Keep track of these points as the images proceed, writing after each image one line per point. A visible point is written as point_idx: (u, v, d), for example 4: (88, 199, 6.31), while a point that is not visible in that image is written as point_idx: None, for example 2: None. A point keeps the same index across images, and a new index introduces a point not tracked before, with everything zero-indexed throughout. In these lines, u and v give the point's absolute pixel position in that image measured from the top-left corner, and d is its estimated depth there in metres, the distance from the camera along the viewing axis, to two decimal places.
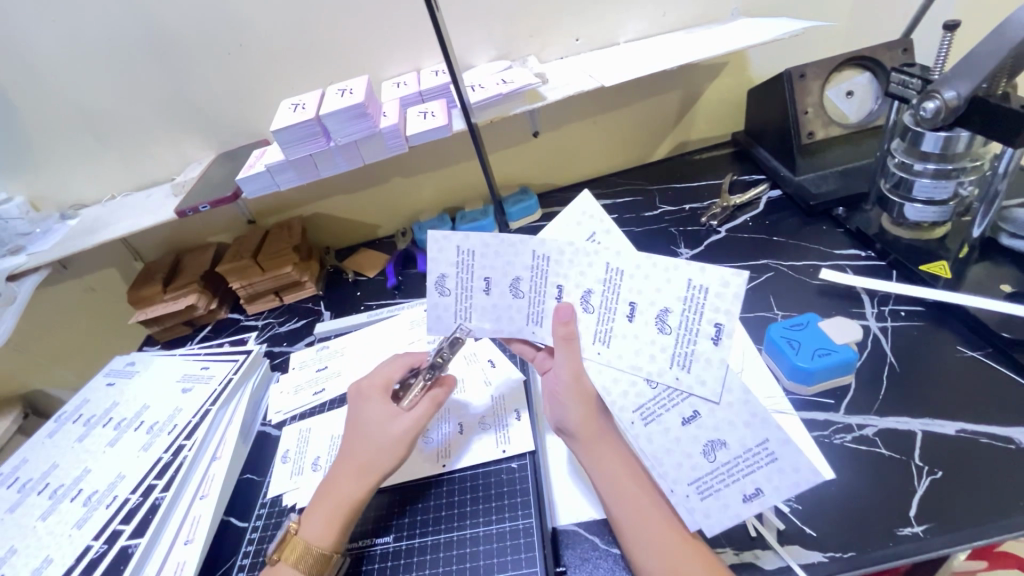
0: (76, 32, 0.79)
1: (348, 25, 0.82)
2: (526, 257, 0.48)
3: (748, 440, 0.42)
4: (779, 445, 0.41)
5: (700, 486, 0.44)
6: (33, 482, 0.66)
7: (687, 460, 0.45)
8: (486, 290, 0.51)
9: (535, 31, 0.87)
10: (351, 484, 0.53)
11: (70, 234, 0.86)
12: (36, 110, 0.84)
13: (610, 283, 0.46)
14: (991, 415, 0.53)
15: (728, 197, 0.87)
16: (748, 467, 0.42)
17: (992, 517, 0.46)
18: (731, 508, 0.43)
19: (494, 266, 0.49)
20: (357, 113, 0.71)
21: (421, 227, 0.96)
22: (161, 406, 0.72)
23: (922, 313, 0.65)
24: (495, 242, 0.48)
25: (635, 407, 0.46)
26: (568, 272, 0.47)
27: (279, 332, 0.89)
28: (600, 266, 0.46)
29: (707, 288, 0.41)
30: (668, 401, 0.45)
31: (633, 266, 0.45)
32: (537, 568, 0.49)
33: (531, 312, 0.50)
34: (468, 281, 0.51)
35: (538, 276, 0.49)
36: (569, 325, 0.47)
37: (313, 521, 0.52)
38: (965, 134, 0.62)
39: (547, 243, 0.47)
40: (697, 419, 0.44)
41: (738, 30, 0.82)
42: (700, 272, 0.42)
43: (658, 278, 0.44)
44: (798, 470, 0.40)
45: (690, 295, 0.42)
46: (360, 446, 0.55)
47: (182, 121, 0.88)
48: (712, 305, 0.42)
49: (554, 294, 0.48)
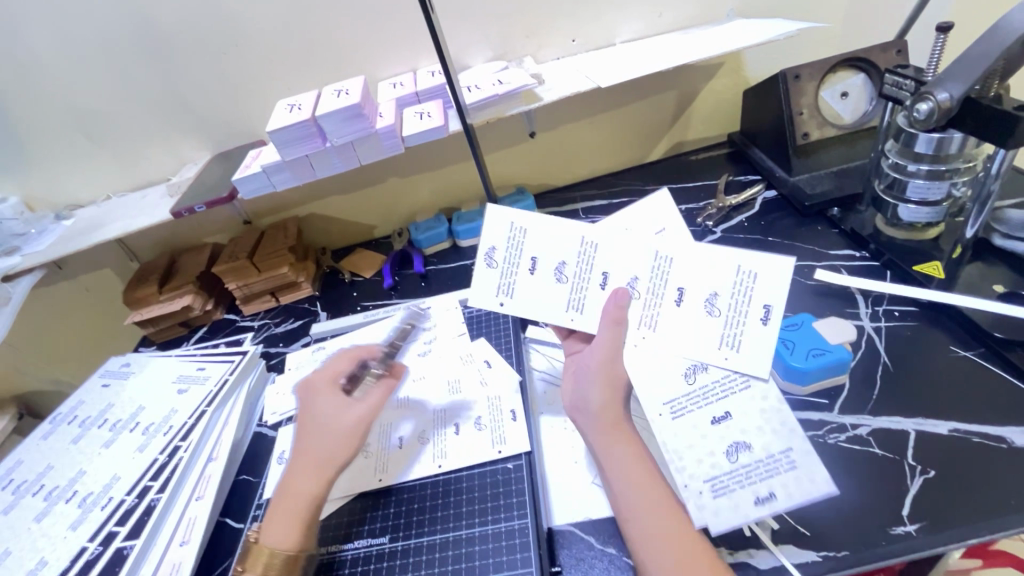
0: (71, 32, 0.78)
1: (344, 25, 0.82)
2: (574, 242, 0.53)
3: (772, 447, 0.47)
4: (801, 455, 0.46)
5: (715, 485, 0.46)
6: (27, 484, 0.66)
7: (708, 458, 0.48)
8: (532, 271, 0.54)
9: (532, 32, 0.87)
10: (308, 480, 0.53)
11: (65, 235, 0.85)
12: (31, 110, 0.84)
13: (658, 270, 0.51)
14: (984, 415, 0.53)
15: (724, 198, 0.87)
16: (767, 472, 0.46)
17: (984, 516, 0.46)
18: (741, 510, 0.45)
19: (544, 247, 0.54)
20: (353, 113, 0.71)
21: (418, 228, 0.96)
22: (157, 407, 0.72)
23: (916, 313, 0.65)
24: (549, 221, 0.53)
25: (666, 401, 0.51)
26: (615, 260, 0.52)
27: (275, 333, 0.89)
28: (649, 254, 0.52)
29: (755, 274, 0.49)
30: (701, 398, 0.50)
31: (687, 253, 0.51)
32: (532, 568, 0.50)
33: (573, 297, 0.53)
34: (516, 259, 0.54)
35: (586, 262, 0.53)
36: (621, 309, 0.51)
37: (275, 523, 0.51)
38: (958, 135, 0.63)
39: (598, 230, 0.53)
40: (727, 419, 0.49)
41: (733, 31, 0.82)
42: (748, 258, 0.50)
43: (708, 266, 0.51)
44: (814, 480, 0.45)
45: (739, 280, 0.50)
46: (314, 443, 0.55)
47: (178, 121, 0.88)
48: (760, 289, 0.49)
49: (599, 282, 0.53)
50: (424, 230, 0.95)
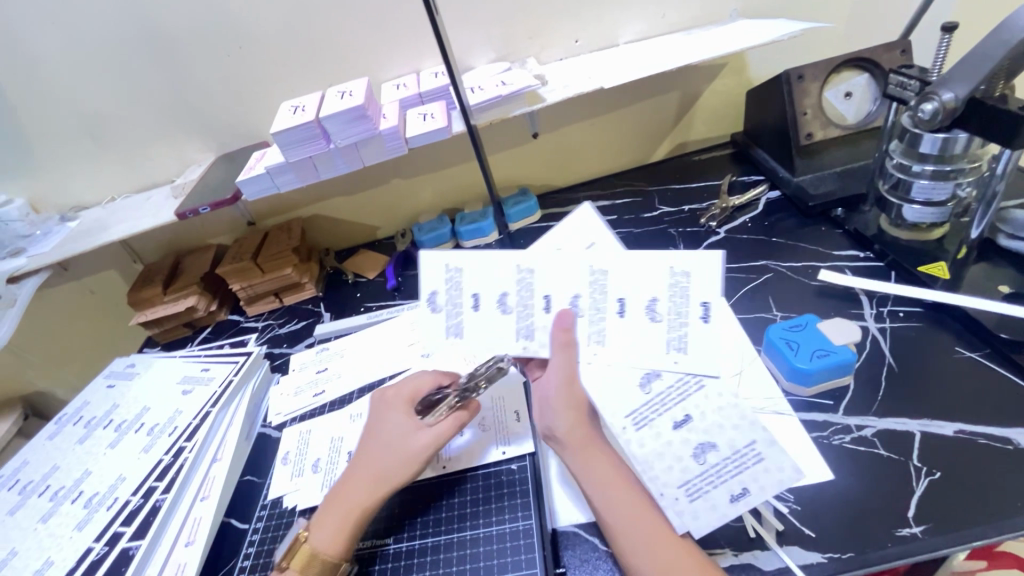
0: (76, 35, 0.79)
1: (348, 27, 0.82)
2: (511, 272, 0.52)
3: (736, 442, 0.47)
4: (765, 446, 0.46)
5: (689, 488, 0.46)
6: (33, 485, 0.66)
7: (677, 463, 0.47)
8: (476, 306, 0.53)
9: (535, 33, 0.87)
10: (363, 492, 0.53)
11: (70, 236, 0.86)
12: (36, 112, 0.84)
13: (598, 284, 0.51)
14: (990, 416, 0.53)
15: (727, 198, 0.87)
16: (735, 468, 0.46)
17: (990, 517, 0.46)
18: (718, 509, 0.45)
19: (482, 282, 0.52)
20: (357, 115, 0.71)
21: (421, 229, 0.96)
22: (161, 408, 0.72)
23: (921, 314, 0.65)
24: (481, 258, 0.52)
25: (628, 413, 0.50)
26: (556, 282, 0.51)
27: (279, 334, 0.89)
28: (585, 269, 0.51)
29: (689, 273, 0.49)
30: (661, 405, 0.50)
31: (620, 265, 0.50)
32: (537, 570, 0.50)
33: (520, 326, 0.52)
34: (457, 298, 0.53)
35: (525, 289, 0.52)
36: (568, 332, 0.51)
37: (323, 527, 0.52)
38: (963, 135, 0.62)
39: (533, 255, 0.51)
40: (688, 422, 0.49)
41: (737, 31, 0.82)
42: (680, 259, 0.49)
43: (645, 271, 0.50)
44: (781, 469, 0.45)
45: (676, 282, 0.49)
46: (377, 456, 0.55)
47: (182, 122, 0.88)
48: (696, 289, 0.49)
49: (542, 305, 0.52)
50: (427, 231, 0.95)
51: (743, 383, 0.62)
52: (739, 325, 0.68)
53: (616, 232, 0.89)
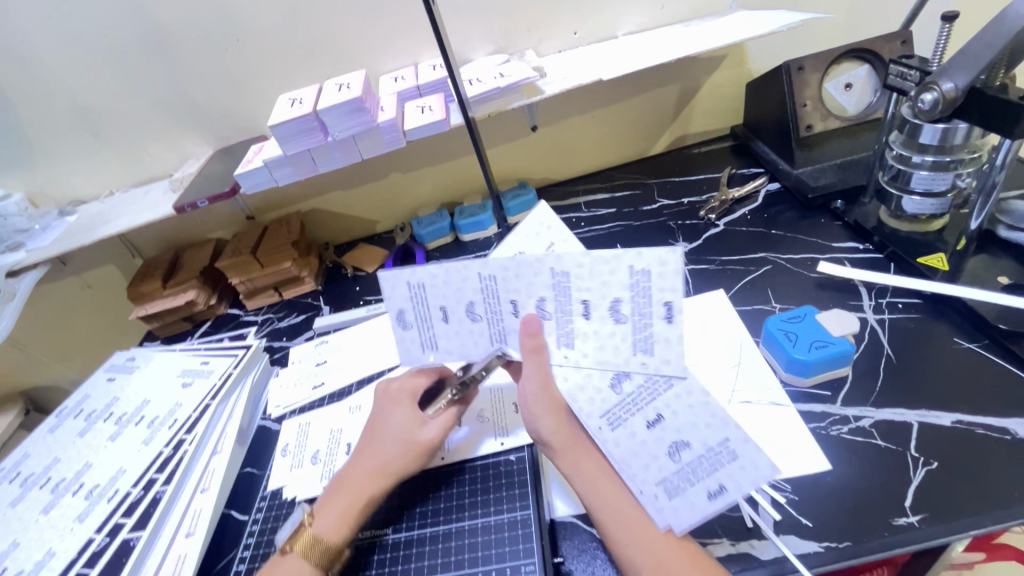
0: (72, 27, 0.78)
1: (346, 20, 0.82)
2: (474, 281, 0.48)
3: (711, 440, 0.43)
4: (739, 443, 0.42)
5: (667, 486, 0.44)
6: (34, 477, 0.66)
7: (654, 462, 0.45)
8: (446, 318, 0.50)
9: (534, 24, 0.86)
10: (367, 482, 0.53)
11: (69, 230, 0.86)
12: (34, 106, 0.84)
13: (559, 287, 0.46)
14: (989, 407, 0.53)
15: (727, 191, 0.87)
16: (711, 465, 0.43)
17: (987, 506, 0.46)
18: (697, 506, 0.43)
19: (447, 294, 0.49)
20: (355, 107, 0.71)
21: (420, 222, 0.95)
22: (162, 401, 0.72)
23: (920, 305, 0.65)
24: (440, 272, 0.48)
25: (601, 413, 0.47)
26: (517, 287, 0.47)
27: (279, 327, 0.89)
28: (546, 272, 0.46)
29: (650, 272, 0.44)
30: (633, 405, 0.46)
31: (576, 266, 0.45)
32: (535, 559, 0.50)
33: (494, 332, 0.50)
34: (426, 313, 0.51)
35: (491, 295, 0.48)
36: (536, 338, 0.48)
37: (327, 513, 0.52)
38: (963, 125, 0.62)
39: (489, 262, 0.47)
40: (661, 421, 0.45)
41: (737, 22, 0.81)
42: (639, 257, 0.43)
43: (604, 271, 0.45)
44: (757, 466, 0.41)
45: (634, 281, 0.44)
46: (383, 447, 0.55)
47: (181, 116, 0.88)
48: (657, 286, 0.44)
49: (509, 310, 0.48)
50: (427, 225, 0.94)
51: (741, 375, 0.62)
52: (738, 317, 0.68)
53: (615, 225, 0.89)
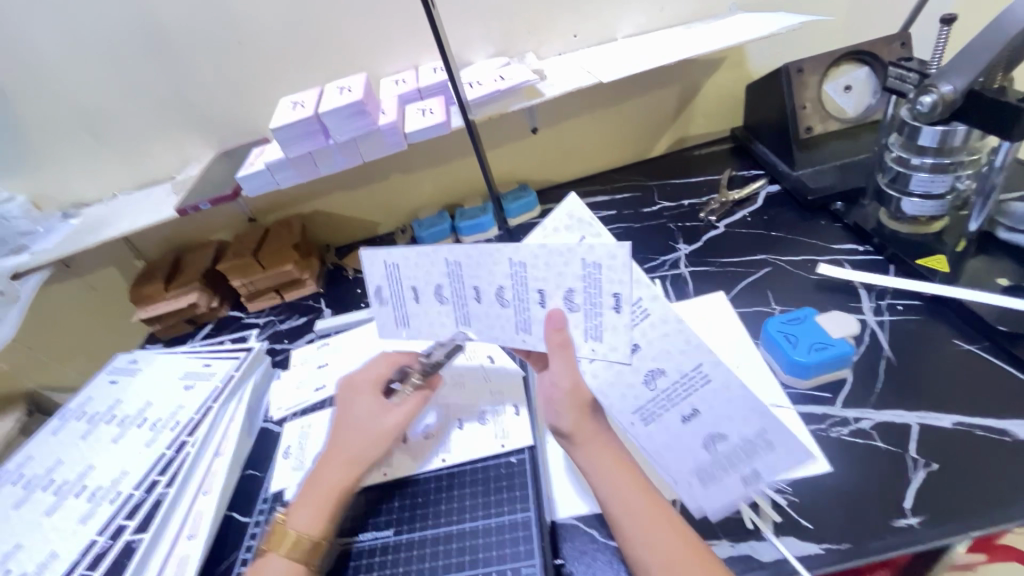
0: (75, 31, 0.79)
1: (347, 24, 0.82)
2: (441, 266, 0.50)
3: (746, 432, 0.45)
4: (775, 434, 0.44)
5: (702, 475, 0.47)
6: (38, 479, 0.67)
7: (688, 453, 0.48)
8: (417, 299, 0.53)
9: (534, 27, 0.87)
10: (340, 475, 0.54)
11: (72, 233, 0.86)
12: (37, 109, 0.85)
13: (589, 278, 0.45)
14: (989, 409, 0.53)
15: (727, 193, 0.87)
16: (745, 455, 0.45)
17: (986, 508, 0.46)
18: (732, 491, 0.47)
19: (418, 275, 0.52)
20: (356, 110, 0.71)
21: (421, 225, 0.96)
22: (164, 403, 0.73)
23: (920, 307, 0.65)
24: (414, 253, 0.51)
25: (634, 409, 0.49)
26: (546, 276, 0.46)
27: (280, 330, 0.90)
28: (576, 262, 0.45)
29: (601, 264, 0.44)
30: (666, 400, 0.48)
31: (609, 258, 0.43)
32: (535, 561, 0.50)
33: (519, 319, 0.49)
34: (399, 291, 0.54)
35: (457, 280, 0.50)
36: (561, 332, 0.47)
37: (304, 510, 0.52)
38: (962, 127, 0.63)
39: (522, 249, 0.46)
40: (696, 414, 0.47)
41: (737, 25, 0.82)
42: (589, 250, 0.44)
43: (618, 272, 0.43)
44: (790, 453, 0.44)
45: (588, 273, 0.45)
46: (349, 438, 0.55)
47: (183, 119, 0.88)
48: (608, 278, 0.44)
49: (473, 296, 0.51)
50: (427, 227, 0.95)
51: (742, 377, 0.62)
52: (738, 319, 0.68)
53: (615, 227, 0.90)
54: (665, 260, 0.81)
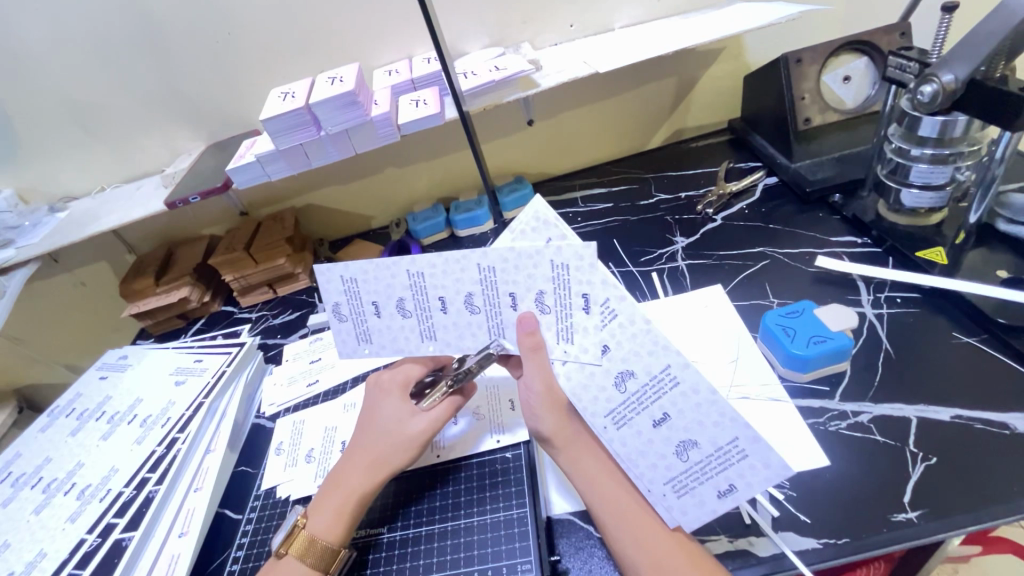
0: (60, 21, 0.77)
1: (338, 13, 0.80)
2: (403, 277, 0.49)
3: (719, 439, 0.41)
4: (749, 443, 0.40)
5: (676, 485, 0.44)
6: (26, 477, 0.66)
7: (661, 461, 0.44)
8: (378, 314, 0.52)
9: (529, 17, 0.85)
10: (360, 479, 0.53)
11: (59, 227, 0.85)
12: (22, 100, 0.83)
13: (559, 279, 0.44)
14: (988, 402, 0.53)
15: (724, 185, 0.86)
16: (720, 465, 0.42)
17: (985, 502, 0.46)
18: (707, 504, 0.43)
19: (379, 290, 0.50)
20: (347, 101, 0.70)
21: (415, 218, 0.95)
22: (155, 399, 0.72)
23: (919, 299, 0.64)
24: (371, 266, 0.49)
25: (606, 412, 0.45)
26: (517, 279, 0.45)
27: (273, 325, 0.88)
28: (546, 265, 0.44)
29: (569, 265, 0.43)
30: (638, 404, 0.44)
31: (576, 258, 0.42)
32: (531, 557, 0.49)
33: (492, 325, 0.49)
34: (359, 306, 0.52)
35: (420, 292, 0.49)
36: (535, 335, 0.46)
37: (323, 511, 0.51)
38: (962, 118, 0.61)
39: (490, 253, 0.45)
40: (668, 419, 0.43)
41: (735, 14, 0.80)
42: (557, 252, 0.43)
43: (585, 271, 0.43)
44: (768, 466, 0.40)
45: (557, 274, 0.44)
46: (373, 442, 0.54)
47: (171, 111, 0.87)
48: (576, 279, 0.43)
49: (438, 307, 0.49)
50: (422, 221, 0.94)
51: (739, 370, 0.61)
52: (736, 312, 0.68)
53: (612, 220, 0.89)
54: (662, 253, 0.80)
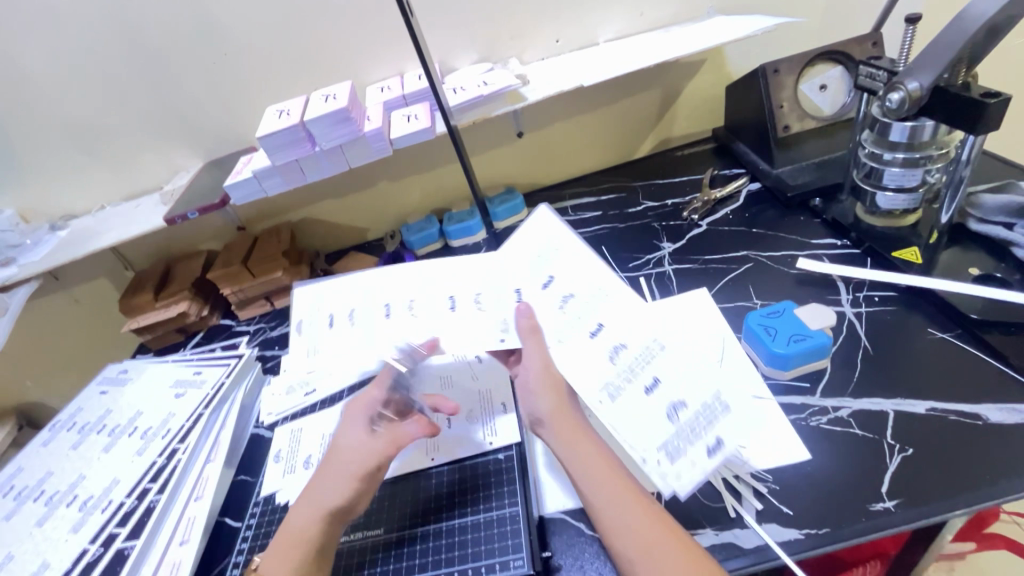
0: (63, 46, 0.80)
1: (330, 33, 0.83)
2: (420, 281, 0.61)
3: (704, 397, 0.47)
4: (728, 395, 0.46)
5: (669, 449, 0.45)
6: (28, 490, 0.67)
7: (654, 426, 0.47)
8: (332, 324, 0.59)
9: (515, 34, 0.88)
10: (311, 513, 0.51)
11: (60, 245, 0.86)
12: (24, 122, 0.85)
13: (495, 283, 0.59)
14: (962, 394, 0.55)
15: (709, 191, 0.88)
16: (707, 421, 0.46)
17: (960, 491, 0.47)
18: (699, 464, 0.44)
19: (338, 302, 0.61)
20: (341, 118, 0.72)
21: (410, 229, 0.97)
22: (155, 412, 0.73)
23: (896, 298, 0.67)
24: (342, 282, 0.62)
25: (601, 387, 0.50)
26: (457, 283, 0.60)
27: (270, 337, 0.90)
28: (483, 274, 0.60)
29: (502, 270, 0.60)
30: (631, 373, 0.50)
31: (573, 256, 0.58)
32: (524, 554, 0.51)
33: (498, 321, 0.56)
34: (316, 319, 0.60)
35: (371, 300, 0.61)
36: (531, 319, 0.54)
37: (275, 551, 0.49)
38: (930, 123, 0.64)
39: (497, 261, 0.61)
40: (658, 385, 0.49)
41: (714, 27, 0.84)
42: (492, 263, 0.61)
43: (579, 276, 0.56)
44: (744, 415, 0.45)
45: (493, 278, 0.59)
46: (322, 479, 0.53)
47: (169, 131, 0.89)
48: (552, 266, 0.58)
49: (385, 312, 0.59)
50: (416, 232, 0.96)
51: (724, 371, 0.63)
52: (719, 314, 0.70)
53: (600, 228, 0.91)
54: (649, 259, 0.82)
